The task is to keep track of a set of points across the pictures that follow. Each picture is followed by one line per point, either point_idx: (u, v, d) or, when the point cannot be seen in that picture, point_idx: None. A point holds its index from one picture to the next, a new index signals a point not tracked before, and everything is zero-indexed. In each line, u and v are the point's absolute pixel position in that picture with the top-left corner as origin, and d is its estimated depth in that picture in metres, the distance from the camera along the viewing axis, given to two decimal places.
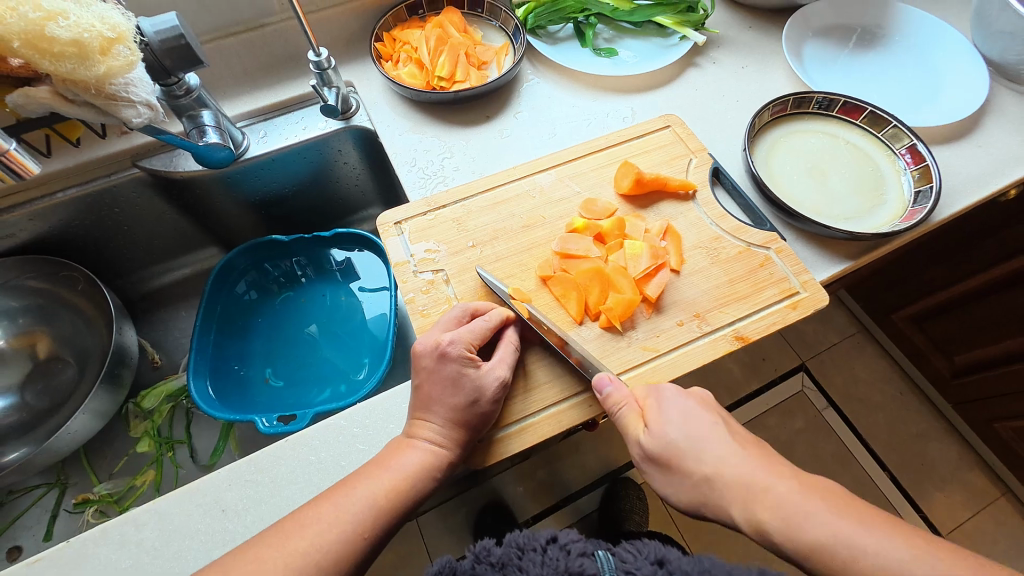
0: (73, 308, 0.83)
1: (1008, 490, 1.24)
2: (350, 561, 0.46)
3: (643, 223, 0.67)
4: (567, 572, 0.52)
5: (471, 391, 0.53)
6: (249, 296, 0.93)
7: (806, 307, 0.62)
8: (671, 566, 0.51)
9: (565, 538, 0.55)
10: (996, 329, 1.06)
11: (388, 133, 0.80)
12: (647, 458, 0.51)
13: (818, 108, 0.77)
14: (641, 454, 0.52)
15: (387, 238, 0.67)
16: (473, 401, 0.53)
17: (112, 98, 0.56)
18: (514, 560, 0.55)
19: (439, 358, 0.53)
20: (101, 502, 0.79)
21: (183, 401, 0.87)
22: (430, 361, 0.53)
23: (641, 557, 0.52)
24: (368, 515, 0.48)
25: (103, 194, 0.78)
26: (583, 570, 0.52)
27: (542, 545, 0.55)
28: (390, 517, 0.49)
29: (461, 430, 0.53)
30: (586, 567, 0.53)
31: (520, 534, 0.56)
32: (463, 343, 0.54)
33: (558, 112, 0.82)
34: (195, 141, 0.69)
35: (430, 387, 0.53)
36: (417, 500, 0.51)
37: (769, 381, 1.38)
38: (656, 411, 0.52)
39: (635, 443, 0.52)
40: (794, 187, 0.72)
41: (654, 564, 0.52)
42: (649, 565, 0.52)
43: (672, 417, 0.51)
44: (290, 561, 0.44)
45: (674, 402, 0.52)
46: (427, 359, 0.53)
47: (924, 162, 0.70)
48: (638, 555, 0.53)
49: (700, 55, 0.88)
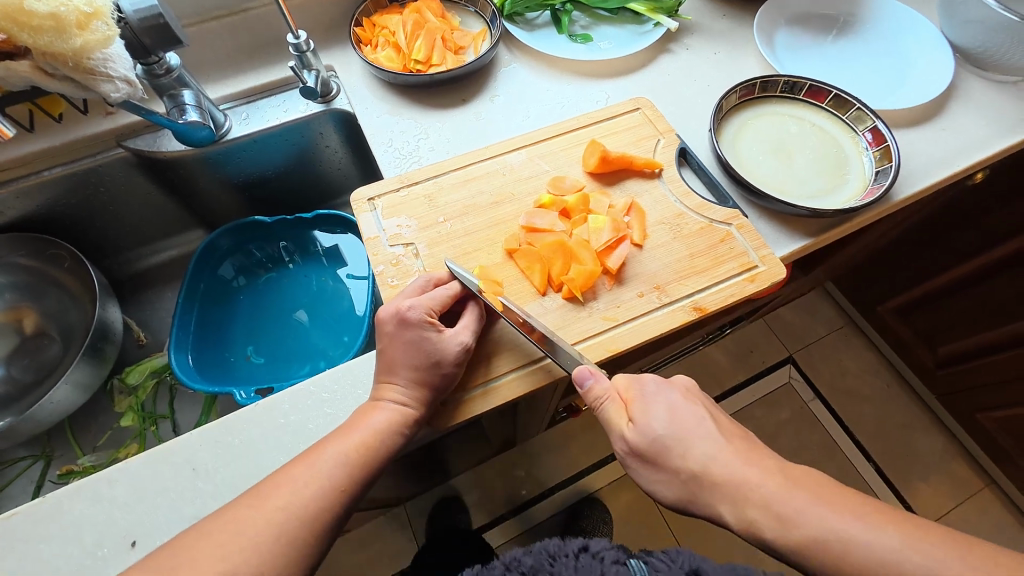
0: (60, 286, 0.85)
1: (991, 479, 1.26)
2: (315, 513, 0.48)
3: (607, 200, 0.68)
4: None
5: (434, 354, 0.55)
6: (236, 279, 0.95)
7: (763, 280, 0.63)
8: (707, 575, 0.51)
9: (597, 547, 0.57)
10: (981, 318, 1.07)
11: (366, 116, 0.82)
12: (631, 452, 0.52)
13: (785, 91, 0.79)
14: (625, 449, 0.53)
15: (360, 214, 0.69)
16: (435, 362, 0.55)
17: (90, 72, 0.58)
18: (547, 566, 0.57)
19: (400, 323, 0.55)
20: (84, 473, 0.81)
21: (167, 377, 0.89)
22: (392, 327, 0.56)
23: (676, 566, 0.52)
24: (344, 471, 0.50)
25: (89, 174, 0.80)
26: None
27: (575, 553, 0.57)
28: (363, 474, 0.51)
29: (424, 390, 0.55)
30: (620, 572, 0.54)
31: (552, 544, 0.59)
32: (424, 308, 0.56)
33: (533, 95, 0.84)
34: (175, 119, 0.71)
35: (393, 350, 0.55)
36: (384, 458, 0.53)
37: (754, 372, 1.39)
38: (640, 404, 0.53)
39: (619, 437, 0.53)
40: (758, 166, 0.74)
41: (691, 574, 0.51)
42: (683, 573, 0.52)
43: (656, 411, 0.52)
44: (272, 518, 0.46)
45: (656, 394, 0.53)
46: (387, 324, 0.55)
47: (885, 142, 0.72)
48: (672, 563, 0.53)
49: (673, 41, 0.90)
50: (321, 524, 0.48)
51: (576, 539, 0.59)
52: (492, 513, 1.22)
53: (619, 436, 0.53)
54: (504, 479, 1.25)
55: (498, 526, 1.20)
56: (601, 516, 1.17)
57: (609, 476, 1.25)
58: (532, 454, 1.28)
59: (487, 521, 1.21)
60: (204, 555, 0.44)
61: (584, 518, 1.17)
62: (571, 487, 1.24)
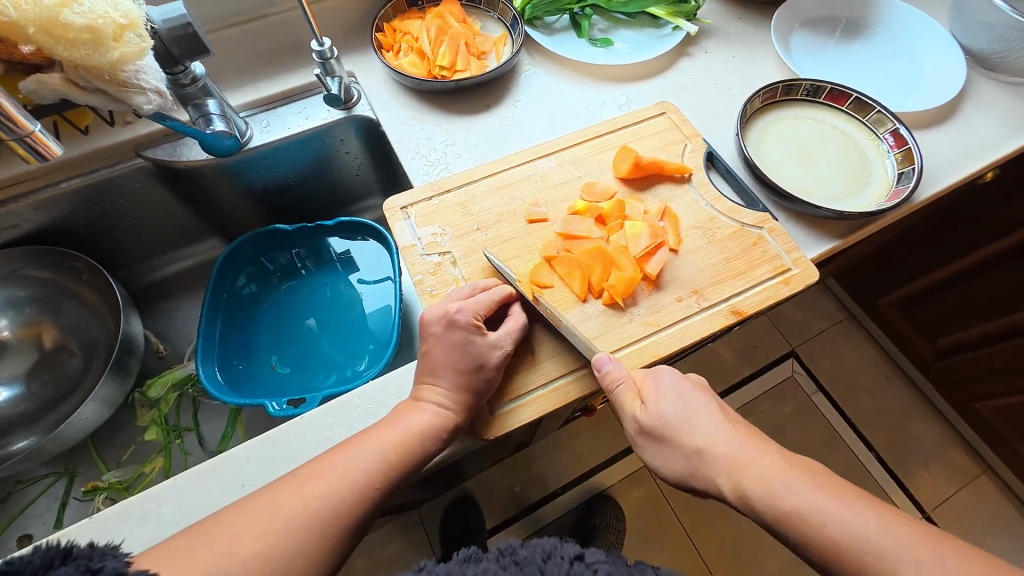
0: (79, 299, 0.84)
1: (989, 465, 1.29)
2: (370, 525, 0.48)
3: (642, 205, 0.69)
4: None
5: (480, 363, 0.55)
6: (248, 289, 0.93)
7: (798, 282, 0.65)
8: None
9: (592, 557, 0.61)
10: (980, 311, 1.10)
11: (390, 122, 0.81)
12: (642, 431, 0.55)
13: (806, 94, 0.80)
14: (635, 427, 0.55)
15: (394, 223, 0.68)
16: (479, 365, 0.56)
17: (123, 85, 0.58)
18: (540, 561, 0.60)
19: (446, 325, 0.56)
20: (111, 489, 0.78)
21: (190, 389, 0.87)
22: (438, 328, 0.57)
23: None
24: (379, 466, 0.50)
25: (107, 184, 0.78)
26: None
27: (570, 559, 0.60)
28: (400, 471, 0.50)
29: (471, 399, 0.55)
30: None
31: (547, 542, 0.63)
32: (470, 311, 0.57)
33: (556, 100, 0.84)
34: (202, 129, 0.71)
35: (437, 351, 0.56)
36: None
37: (761, 366, 1.42)
38: (653, 390, 0.56)
39: (631, 417, 0.55)
40: (784, 170, 0.75)
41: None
42: None
43: (667, 393, 0.55)
44: (306, 503, 0.46)
45: (670, 381, 0.56)
46: (435, 326, 0.57)
47: (907, 145, 0.74)
48: None
49: (692, 45, 0.91)
50: None
51: (573, 545, 0.62)
52: (504, 514, 1.22)
53: (630, 416, 0.55)
54: (518, 481, 1.26)
55: (511, 526, 1.21)
56: (614, 515, 1.18)
57: (621, 474, 1.27)
58: (546, 455, 1.28)
59: (500, 522, 1.21)
60: (255, 538, 0.43)
61: (598, 517, 1.18)
62: (584, 486, 1.25)
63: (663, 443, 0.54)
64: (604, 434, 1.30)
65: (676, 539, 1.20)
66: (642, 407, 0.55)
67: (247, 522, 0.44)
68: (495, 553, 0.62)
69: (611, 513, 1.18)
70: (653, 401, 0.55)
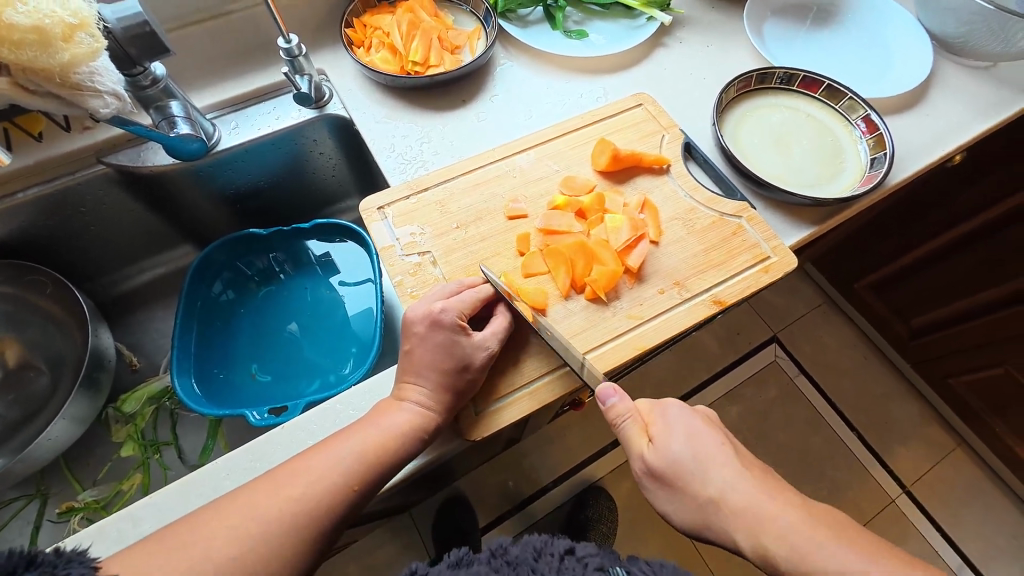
0: (43, 314, 0.80)
1: (963, 439, 1.34)
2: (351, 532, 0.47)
3: (621, 198, 0.69)
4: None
5: (461, 363, 0.55)
6: (225, 295, 0.91)
7: (777, 270, 0.65)
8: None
9: (583, 551, 0.62)
10: (951, 291, 1.13)
11: (363, 120, 0.79)
12: (648, 473, 0.53)
13: (780, 82, 0.81)
14: (642, 468, 0.54)
15: (371, 224, 0.67)
16: (461, 367, 0.55)
17: (77, 87, 0.55)
18: (530, 561, 0.61)
19: (431, 324, 0.55)
20: (87, 509, 0.76)
21: (167, 402, 0.85)
22: (422, 327, 0.55)
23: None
24: (359, 469, 0.49)
25: (68, 193, 0.75)
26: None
27: (561, 554, 0.61)
28: (380, 472, 0.50)
29: (453, 400, 0.54)
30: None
31: (538, 539, 0.64)
32: (455, 311, 0.56)
33: (532, 94, 0.83)
34: (166, 133, 0.68)
35: (420, 352, 0.55)
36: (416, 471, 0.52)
37: (743, 352, 1.44)
38: (662, 426, 0.54)
39: (638, 457, 0.54)
40: (761, 158, 0.75)
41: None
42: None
43: (677, 431, 0.53)
44: (285, 510, 0.45)
45: (679, 415, 0.54)
46: (418, 325, 0.55)
47: (878, 130, 0.75)
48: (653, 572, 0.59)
49: (667, 35, 0.91)
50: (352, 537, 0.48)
51: (564, 540, 0.63)
52: (496, 511, 1.22)
53: (637, 456, 0.54)
54: (509, 477, 1.25)
55: (504, 522, 1.21)
56: (606, 506, 1.19)
57: (611, 465, 1.28)
58: (536, 451, 1.28)
59: (492, 519, 1.21)
60: (230, 546, 0.43)
61: (590, 509, 1.18)
62: (575, 479, 1.26)
63: (673, 488, 0.52)
64: (592, 427, 1.31)
65: (667, 526, 1.22)
66: (650, 447, 0.53)
67: (228, 532, 0.43)
68: (486, 554, 0.63)
69: (602, 504, 1.19)
70: (660, 428, 0.54)
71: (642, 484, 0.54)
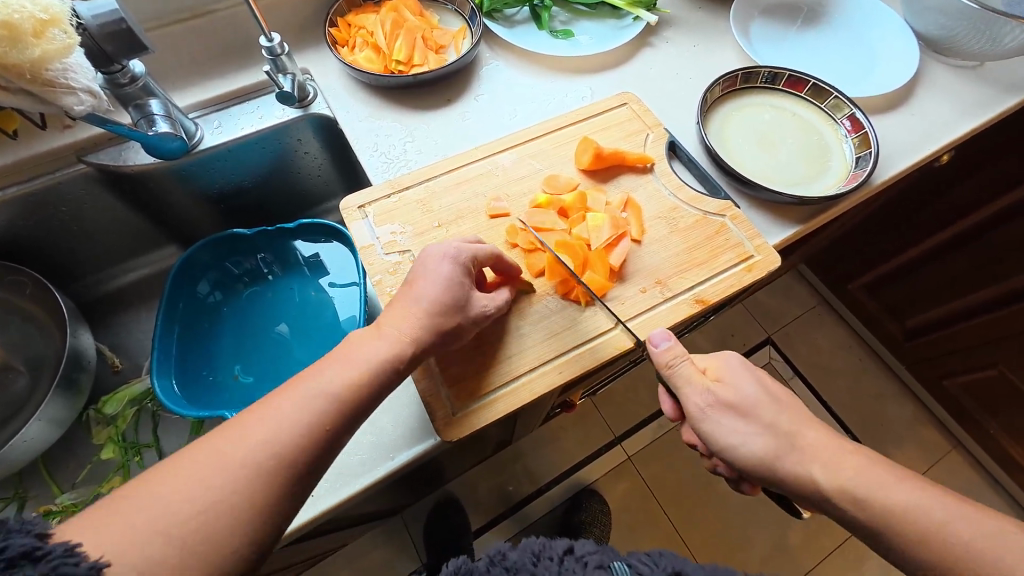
0: (23, 315, 0.79)
1: (958, 442, 1.33)
2: None
3: (604, 197, 0.69)
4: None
5: None
6: (213, 296, 0.90)
7: (760, 269, 0.65)
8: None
9: (583, 551, 0.63)
10: (944, 291, 1.12)
11: (346, 120, 0.79)
12: (716, 403, 0.53)
13: (765, 81, 0.80)
14: (707, 401, 0.54)
15: (351, 223, 0.66)
16: None
17: (49, 84, 0.56)
18: (531, 565, 0.61)
19: (446, 259, 0.54)
20: (64, 512, 0.73)
21: (148, 404, 0.84)
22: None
23: (660, 568, 0.59)
24: None
25: (49, 192, 0.74)
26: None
27: (561, 556, 0.62)
28: None
29: None
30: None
31: (536, 543, 0.64)
32: (470, 253, 0.55)
33: (518, 93, 0.83)
34: (145, 131, 0.68)
35: None
36: None
37: (736, 354, 1.43)
38: (722, 369, 0.55)
39: (703, 391, 0.54)
40: (746, 156, 0.75)
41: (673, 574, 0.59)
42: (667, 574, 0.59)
43: (741, 377, 0.55)
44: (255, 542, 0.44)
45: (741, 361, 0.56)
46: (431, 259, 0.54)
47: (863, 128, 0.74)
48: (657, 566, 0.60)
49: (653, 35, 0.90)
50: None
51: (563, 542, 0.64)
52: (487, 514, 1.21)
53: (703, 389, 0.54)
54: (501, 480, 1.24)
55: (498, 525, 1.19)
56: (600, 508, 1.18)
57: (605, 467, 1.26)
58: (527, 454, 1.27)
59: (484, 522, 1.20)
60: None
61: (583, 512, 1.17)
62: (569, 481, 1.25)
63: (741, 418, 0.52)
64: (583, 429, 1.30)
65: (663, 531, 1.21)
66: (716, 384, 0.54)
67: None
68: (484, 562, 0.63)
69: (595, 506, 1.18)
70: (723, 369, 0.55)
71: (703, 418, 0.54)
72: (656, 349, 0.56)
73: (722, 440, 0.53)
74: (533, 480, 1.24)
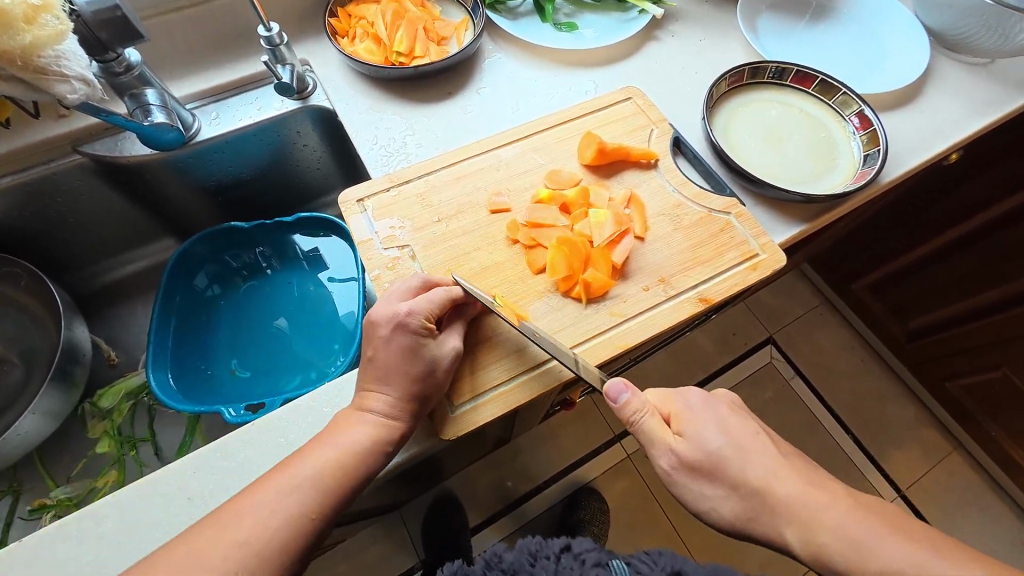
0: (18, 306, 0.78)
1: (959, 443, 1.32)
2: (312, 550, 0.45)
3: (607, 192, 0.68)
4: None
5: (433, 367, 0.53)
6: (210, 289, 0.90)
7: (765, 268, 0.64)
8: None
9: (581, 548, 0.62)
10: (949, 291, 1.11)
11: (346, 112, 0.77)
12: (681, 465, 0.52)
13: (773, 77, 0.79)
14: (672, 462, 0.53)
15: (350, 217, 0.65)
16: (433, 374, 0.53)
17: (41, 71, 0.55)
18: (527, 566, 0.61)
19: (396, 327, 0.52)
20: (59, 506, 0.74)
21: (145, 398, 0.83)
22: (388, 340, 0.53)
23: (658, 567, 0.59)
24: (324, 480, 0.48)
25: (44, 182, 0.73)
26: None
27: (558, 555, 0.61)
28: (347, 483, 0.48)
29: (422, 406, 0.53)
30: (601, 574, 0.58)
31: (533, 542, 0.63)
32: (421, 313, 0.53)
33: (520, 87, 0.81)
34: (140, 121, 0.66)
35: (388, 363, 0.52)
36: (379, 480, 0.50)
37: (737, 353, 1.42)
38: (688, 418, 0.54)
39: (667, 452, 0.53)
40: (752, 153, 0.73)
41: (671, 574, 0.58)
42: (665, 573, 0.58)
43: (704, 422, 0.53)
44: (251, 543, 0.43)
45: (702, 404, 0.54)
46: (382, 328, 0.52)
47: (872, 126, 0.73)
48: (655, 565, 0.59)
49: (659, 29, 0.89)
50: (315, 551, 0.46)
51: (560, 539, 0.63)
52: (485, 511, 1.20)
53: (666, 449, 0.53)
54: (500, 477, 1.24)
55: (495, 522, 1.19)
56: (599, 506, 1.17)
57: (604, 465, 1.26)
58: (526, 451, 1.27)
59: (482, 519, 1.19)
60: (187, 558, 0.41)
61: (581, 509, 1.16)
62: (568, 479, 1.24)
63: (708, 480, 0.51)
64: (582, 427, 1.29)
65: (661, 530, 1.20)
66: (678, 440, 0.53)
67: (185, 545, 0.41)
68: (483, 564, 0.62)
69: (593, 504, 1.17)
70: (684, 416, 0.54)
71: (672, 481, 0.53)
72: (617, 404, 0.54)
73: (695, 500, 0.52)
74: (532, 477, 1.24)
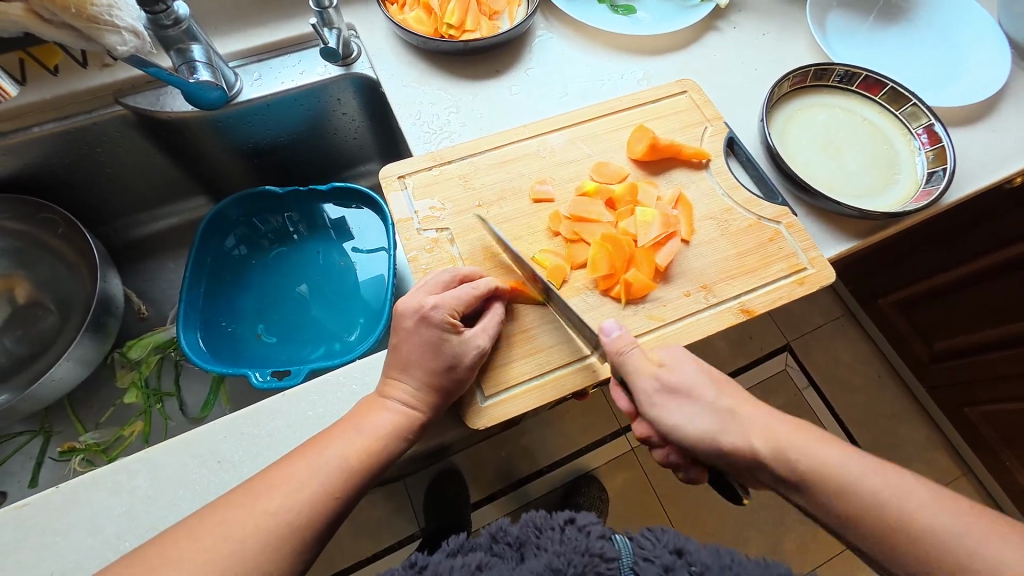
0: (55, 254, 0.80)
1: (969, 469, 1.26)
2: (323, 522, 0.46)
3: (655, 190, 0.65)
4: (589, 554, 0.48)
5: (451, 357, 0.52)
6: (238, 250, 0.89)
7: (812, 283, 0.61)
8: (691, 558, 0.47)
9: (585, 520, 0.51)
10: (982, 318, 1.06)
11: (390, 83, 0.75)
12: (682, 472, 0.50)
13: (839, 81, 0.75)
14: None
15: (390, 193, 0.64)
16: (451, 365, 0.52)
17: (94, 20, 0.55)
18: (533, 539, 0.51)
19: (420, 320, 0.52)
20: (88, 451, 0.78)
21: (172, 353, 0.85)
22: (411, 322, 0.52)
23: (660, 546, 0.48)
24: (338, 455, 0.48)
25: (85, 132, 0.73)
26: (603, 553, 0.48)
27: (560, 525, 0.51)
28: (358, 461, 0.48)
29: (436, 392, 0.52)
30: (606, 550, 0.48)
31: (537, 514, 0.52)
32: (448, 309, 0.53)
33: (569, 70, 0.78)
34: (186, 78, 0.65)
35: (408, 347, 0.52)
36: (390, 460, 0.50)
37: (753, 359, 1.36)
38: (671, 363, 0.52)
39: (645, 377, 0.52)
40: (810, 162, 0.70)
41: (674, 554, 0.48)
42: (668, 556, 0.48)
43: (690, 374, 0.52)
44: (263, 522, 0.44)
45: (692, 359, 0.53)
46: (408, 321, 0.52)
47: (940, 142, 0.69)
48: (657, 544, 0.49)
49: (721, 19, 0.84)
50: (324, 523, 0.46)
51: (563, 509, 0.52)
52: (488, 490, 1.22)
53: (646, 375, 0.52)
54: (504, 458, 1.25)
55: (495, 501, 1.21)
56: (598, 495, 1.18)
57: (608, 456, 1.26)
58: (531, 436, 1.27)
59: (483, 497, 1.21)
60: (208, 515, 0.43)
61: (580, 496, 1.17)
62: (570, 466, 1.25)
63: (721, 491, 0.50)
64: (591, 418, 1.29)
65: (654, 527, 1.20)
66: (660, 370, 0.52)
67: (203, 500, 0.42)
68: (485, 538, 0.52)
69: (593, 492, 1.18)
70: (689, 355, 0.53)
71: None
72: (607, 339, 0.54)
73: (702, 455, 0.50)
74: (536, 461, 1.25)
